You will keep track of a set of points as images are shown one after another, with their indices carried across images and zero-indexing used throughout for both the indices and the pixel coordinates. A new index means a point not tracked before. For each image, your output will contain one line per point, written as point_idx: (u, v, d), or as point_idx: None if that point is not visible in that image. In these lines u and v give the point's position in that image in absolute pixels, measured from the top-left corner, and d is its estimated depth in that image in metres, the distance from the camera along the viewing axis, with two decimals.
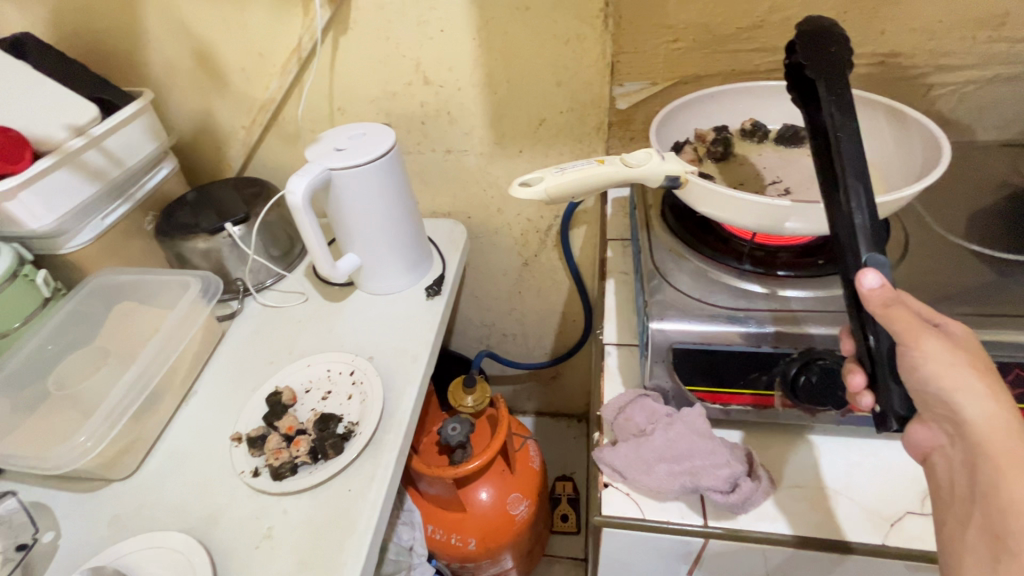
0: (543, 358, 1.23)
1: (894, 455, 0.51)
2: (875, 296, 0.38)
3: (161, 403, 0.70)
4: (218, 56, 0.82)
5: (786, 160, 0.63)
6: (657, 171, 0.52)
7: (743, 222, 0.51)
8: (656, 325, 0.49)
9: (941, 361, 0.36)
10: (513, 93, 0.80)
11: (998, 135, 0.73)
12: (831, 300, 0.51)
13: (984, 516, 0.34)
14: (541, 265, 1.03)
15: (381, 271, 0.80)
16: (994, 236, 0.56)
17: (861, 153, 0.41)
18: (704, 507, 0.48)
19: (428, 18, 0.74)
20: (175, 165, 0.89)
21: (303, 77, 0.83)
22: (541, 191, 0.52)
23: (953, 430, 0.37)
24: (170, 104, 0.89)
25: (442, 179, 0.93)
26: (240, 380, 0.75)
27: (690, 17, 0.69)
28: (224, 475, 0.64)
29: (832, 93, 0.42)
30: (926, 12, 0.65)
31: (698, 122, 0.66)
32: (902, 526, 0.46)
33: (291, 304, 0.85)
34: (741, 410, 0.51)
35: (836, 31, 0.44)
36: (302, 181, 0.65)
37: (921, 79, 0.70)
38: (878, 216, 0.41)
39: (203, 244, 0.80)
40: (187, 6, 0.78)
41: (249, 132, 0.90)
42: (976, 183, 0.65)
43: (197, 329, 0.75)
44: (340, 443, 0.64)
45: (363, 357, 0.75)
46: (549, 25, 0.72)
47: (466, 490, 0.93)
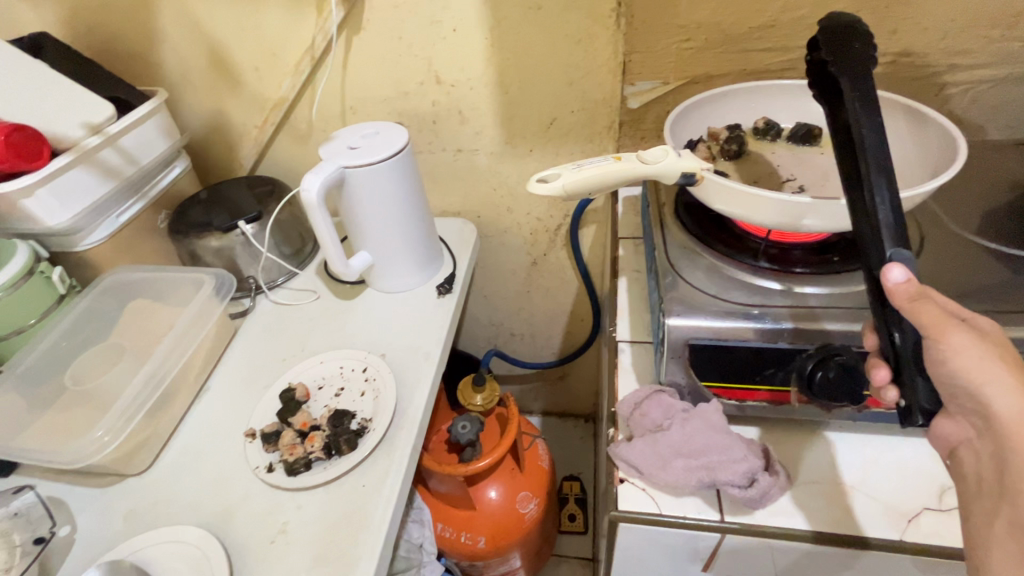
0: (551, 358, 1.24)
1: (910, 452, 0.51)
2: (901, 290, 0.38)
3: (175, 399, 0.70)
4: (232, 56, 0.83)
5: (801, 158, 0.63)
6: (673, 168, 0.52)
7: (759, 218, 0.51)
8: (672, 321, 0.49)
9: (968, 355, 0.37)
10: (524, 92, 0.80)
11: (1009, 135, 0.73)
12: (847, 296, 0.51)
13: (1012, 508, 0.35)
14: (550, 264, 1.03)
15: (393, 268, 0.81)
16: (1008, 235, 0.56)
17: (885, 149, 0.41)
18: (721, 502, 0.49)
19: (441, 18, 0.75)
20: (188, 163, 0.90)
21: (316, 76, 0.84)
22: (559, 186, 0.52)
23: (981, 423, 0.37)
24: (184, 103, 0.90)
25: (453, 179, 0.94)
26: (253, 377, 0.75)
27: (703, 16, 0.69)
28: (238, 471, 0.64)
29: (856, 88, 0.42)
30: (938, 11, 0.65)
31: (711, 121, 0.67)
32: (919, 522, 0.46)
33: (303, 301, 0.85)
34: (756, 406, 0.51)
35: (859, 27, 0.44)
36: (316, 180, 0.65)
37: (933, 78, 0.70)
38: (902, 212, 0.41)
39: (216, 242, 0.81)
40: (202, 6, 0.79)
41: (261, 131, 0.90)
42: (989, 181, 0.65)
43: (211, 326, 0.76)
44: (355, 439, 0.64)
45: (376, 354, 0.75)
46: (561, 25, 0.73)
47: (475, 488, 0.93)
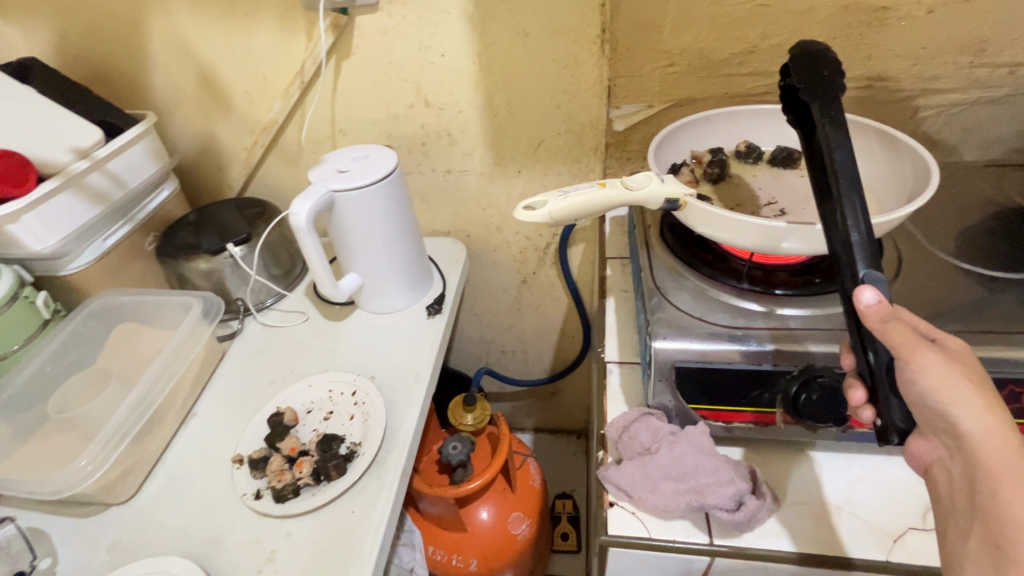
0: (542, 375, 1.24)
1: (894, 471, 0.52)
2: (872, 312, 0.38)
3: (162, 425, 0.70)
4: (222, 79, 0.84)
5: (781, 181, 0.65)
6: (658, 194, 0.53)
7: (741, 242, 0.52)
8: (658, 344, 0.50)
9: (938, 375, 0.37)
10: (512, 115, 0.82)
11: (981, 155, 0.75)
12: (827, 318, 0.52)
13: (984, 526, 0.35)
14: (539, 282, 1.04)
15: (382, 289, 0.81)
16: (982, 255, 0.58)
17: (855, 172, 0.42)
18: (710, 525, 0.49)
19: (430, 44, 0.76)
20: (176, 185, 0.90)
21: (306, 99, 0.84)
22: (545, 214, 0.53)
23: (952, 442, 0.38)
24: (173, 125, 0.90)
25: (443, 199, 0.94)
26: (242, 401, 0.75)
27: (685, 42, 0.71)
28: (225, 498, 0.64)
29: (826, 114, 0.43)
30: (910, 38, 0.67)
31: (694, 144, 0.68)
32: (905, 541, 0.47)
33: (292, 323, 0.85)
34: (743, 428, 0.51)
35: (829, 55, 0.46)
36: (305, 205, 0.65)
37: (908, 101, 0.72)
38: (873, 234, 0.42)
39: (205, 264, 0.81)
40: (193, 32, 0.80)
41: (251, 153, 0.91)
42: (963, 202, 0.67)
43: (199, 350, 0.75)
44: (344, 464, 0.64)
45: (365, 376, 0.75)
46: (547, 50, 0.74)
47: (467, 509, 0.93)
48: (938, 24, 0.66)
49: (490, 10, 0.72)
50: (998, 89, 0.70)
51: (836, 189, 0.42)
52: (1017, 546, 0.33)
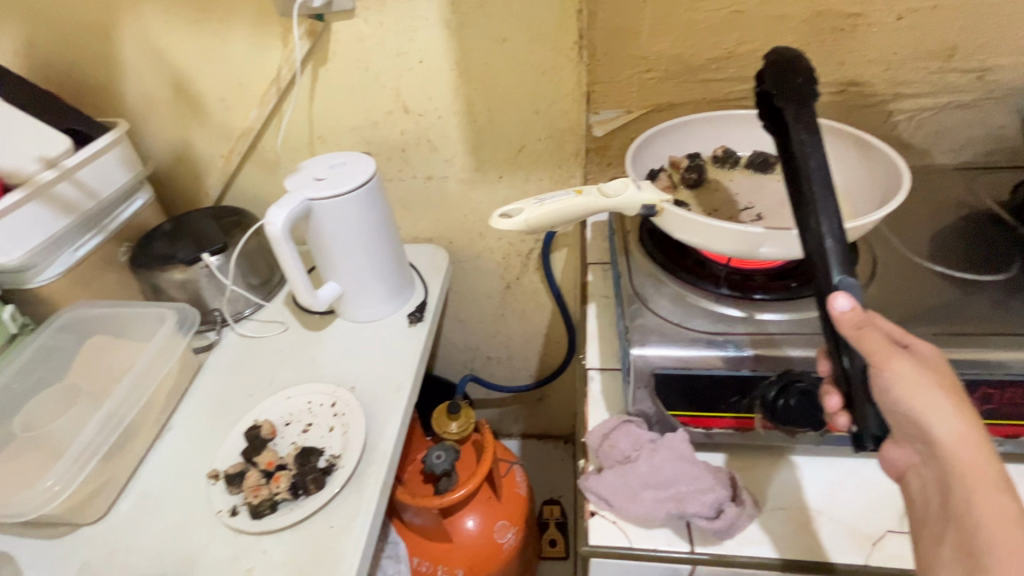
0: (528, 380, 1.23)
1: (872, 473, 0.52)
2: (847, 318, 0.39)
3: (135, 441, 0.68)
4: (197, 86, 0.82)
5: (757, 186, 0.65)
6: (635, 200, 0.53)
7: (719, 247, 0.52)
8: (637, 351, 0.50)
9: (910, 382, 0.37)
10: (492, 121, 0.81)
11: (953, 158, 0.77)
12: (805, 322, 0.52)
13: (957, 533, 0.35)
14: (523, 288, 1.04)
15: (362, 298, 0.80)
16: (955, 257, 0.59)
17: (829, 179, 0.42)
18: (691, 533, 0.49)
19: (408, 50, 0.75)
20: (151, 195, 0.88)
21: (282, 107, 0.83)
22: (521, 221, 0.53)
23: (925, 449, 0.38)
24: (147, 133, 0.89)
25: (424, 206, 0.94)
26: (218, 415, 0.73)
27: (663, 48, 0.71)
28: (200, 515, 0.62)
29: (800, 121, 0.44)
30: (881, 44, 0.68)
31: (672, 149, 0.68)
32: (884, 545, 0.47)
33: (271, 333, 0.84)
34: (723, 434, 0.51)
35: (802, 61, 0.46)
36: (281, 213, 0.64)
37: (881, 106, 0.73)
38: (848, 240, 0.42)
39: (180, 275, 0.79)
40: (166, 38, 0.78)
41: (227, 161, 0.89)
42: (935, 204, 0.68)
43: (174, 362, 0.74)
44: (322, 478, 0.62)
45: (345, 387, 0.73)
46: (525, 56, 0.74)
47: (452, 519, 0.92)
48: (909, 29, 0.67)
49: (467, 17, 0.72)
50: (968, 93, 0.71)
51: (810, 196, 0.42)
52: (991, 553, 0.32)
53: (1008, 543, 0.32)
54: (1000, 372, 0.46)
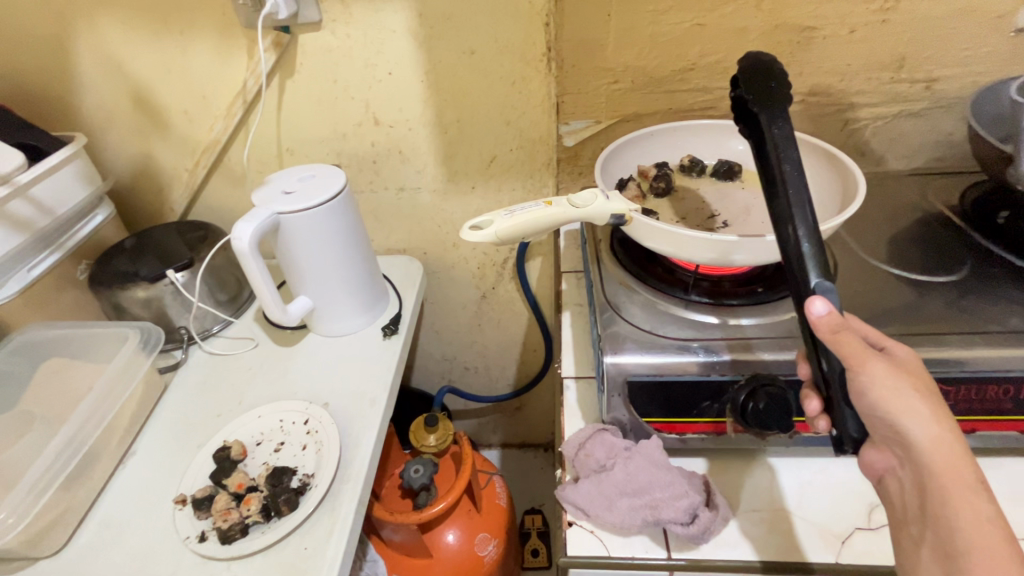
0: (506, 390, 1.23)
1: (840, 472, 0.53)
2: (824, 322, 0.39)
3: (96, 468, 0.65)
4: (159, 99, 0.80)
5: (723, 193, 0.67)
6: (604, 211, 0.54)
7: (692, 255, 0.53)
8: (610, 359, 0.50)
9: (886, 386, 0.38)
10: (463, 132, 0.81)
11: (907, 164, 0.80)
12: (778, 325, 0.53)
13: (935, 535, 0.36)
14: (499, 297, 1.03)
15: (336, 312, 0.78)
16: (910, 260, 0.61)
17: (804, 182, 0.43)
18: (667, 539, 0.49)
19: (376, 62, 0.75)
20: (111, 211, 0.85)
21: (249, 119, 0.82)
22: (491, 233, 0.53)
23: (902, 453, 0.39)
24: (107, 147, 0.86)
25: (397, 217, 0.93)
26: (185, 437, 0.71)
27: (628, 60, 0.73)
28: (166, 543, 0.60)
29: (774, 125, 0.45)
30: (836, 56, 0.71)
31: (640, 159, 0.70)
32: (852, 542, 0.48)
33: (240, 350, 0.81)
34: (697, 439, 0.52)
35: (775, 67, 0.48)
36: (249, 228, 0.63)
37: (838, 115, 0.76)
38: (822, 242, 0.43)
39: (143, 292, 0.76)
40: (125, 50, 0.76)
41: (193, 175, 0.87)
42: (891, 209, 0.71)
43: (137, 384, 0.71)
44: (295, 498, 0.61)
45: (318, 404, 0.72)
46: (494, 68, 0.75)
47: (432, 534, 0.91)
48: (860, 42, 0.70)
49: (435, 29, 0.72)
50: (917, 102, 0.74)
51: (785, 198, 0.43)
52: (968, 555, 0.34)
53: (984, 544, 0.34)
54: (955, 370, 0.48)
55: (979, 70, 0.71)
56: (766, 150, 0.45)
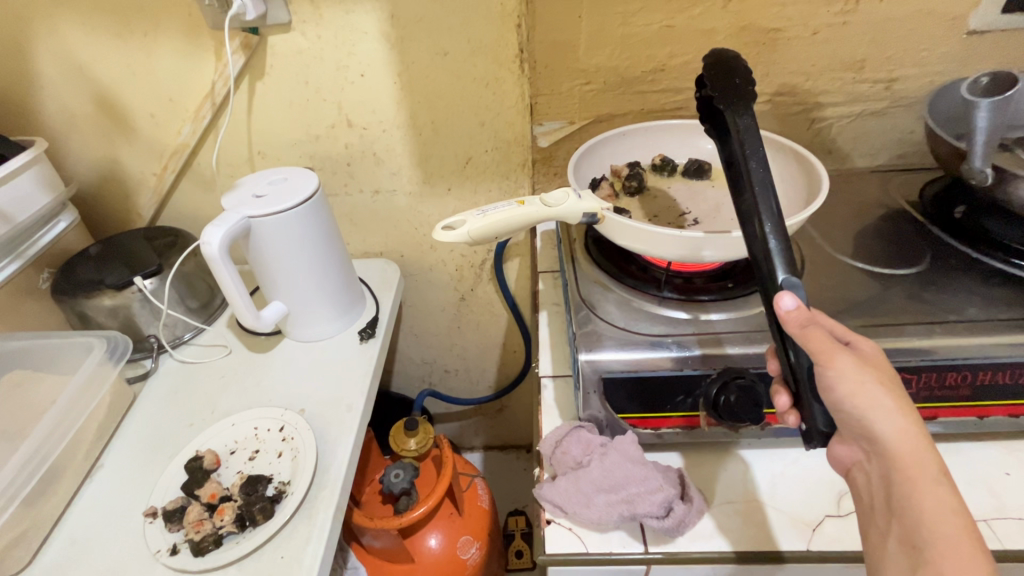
0: (488, 392, 1.22)
1: (811, 461, 0.55)
2: (792, 317, 0.41)
3: (60, 482, 0.63)
4: (124, 103, 0.78)
5: (694, 192, 0.68)
6: (577, 209, 0.54)
7: (661, 252, 0.54)
8: (585, 357, 0.51)
9: (852, 380, 0.39)
10: (438, 134, 0.81)
11: (870, 162, 0.82)
12: (746, 319, 0.55)
13: (901, 527, 0.37)
14: (478, 299, 1.03)
15: (310, 316, 0.77)
16: (874, 254, 0.63)
17: (769, 178, 0.44)
18: (645, 533, 0.49)
19: (348, 63, 0.75)
20: (75, 217, 0.83)
21: (218, 122, 0.80)
22: (464, 233, 0.53)
23: (870, 447, 0.40)
24: (68, 152, 0.83)
25: (372, 220, 0.92)
26: (155, 449, 0.69)
27: (600, 61, 0.74)
28: (135, 557, 0.58)
29: (740, 121, 0.46)
30: (800, 57, 0.73)
31: (613, 158, 0.71)
32: (823, 529, 0.49)
33: (213, 358, 0.80)
34: (672, 433, 0.52)
35: (739, 64, 0.49)
36: (218, 232, 0.61)
37: (804, 114, 0.78)
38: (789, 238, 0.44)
39: (109, 301, 0.74)
40: (87, 52, 0.74)
41: (160, 179, 0.85)
42: (856, 205, 0.73)
43: (104, 395, 0.69)
44: (270, 506, 0.60)
45: (294, 410, 0.71)
46: (467, 69, 0.75)
47: (413, 539, 0.90)
48: (823, 43, 0.72)
49: (407, 30, 0.71)
50: (879, 102, 0.77)
51: (752, 195, 0.43)
52: (931, 546, 0.35)
53: (945, 535, 0.35)
54: (917, 358, 0.49)
55: (935, 71, 0.74)
56: (733, 146, 0.46)
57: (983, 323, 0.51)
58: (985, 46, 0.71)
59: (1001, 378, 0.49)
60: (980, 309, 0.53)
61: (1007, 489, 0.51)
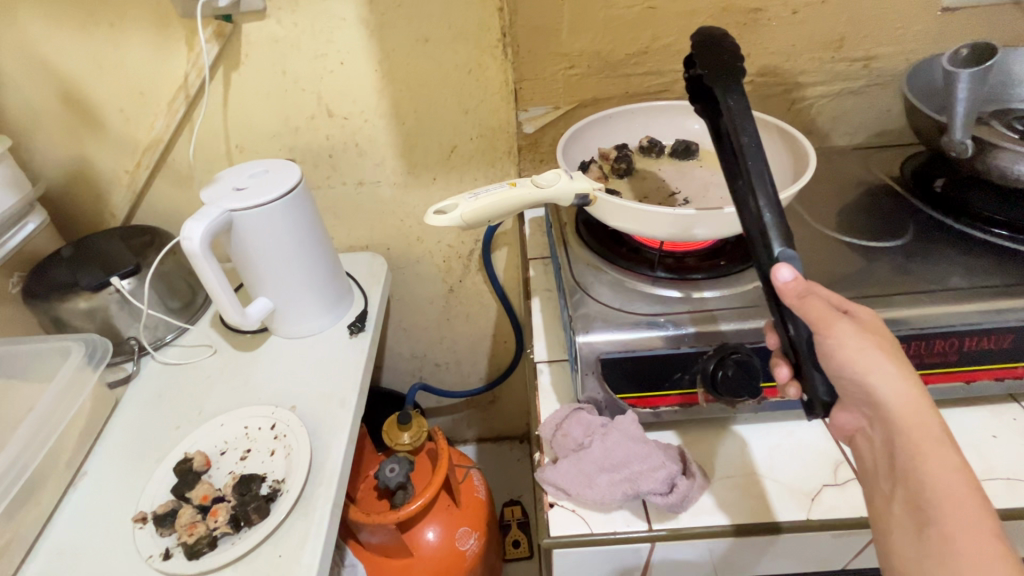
0: (479, 383, 1.22)
1: (805, 433, 0.55)
2: (789, 288, 0.41)
3: (42, 492, 0.60)
4: (93, 98, 0.75)
5: (682, 172, 0.68)
6: (568, 190, 0.54)
7: (653, 231, 0.54)
8: (582, 339, 0.50)
9: (851, 346, 0.39)
10: (421, 122, 0.80)
11: (850, 140, 0.84)
12: (737, 296, 0.55)
13: (905, 489, 0.38)
14: (466, 289, 1.02)
15: (297, 312, 0.75)
16: (859, 228, 0.64)
17: (762, 153, 0.43)
18: (648, 511, 0.50)
19: (326, 52, 0.73)
20: (44, 218, 0.79)
21: (193, 115, 0.78)
22: (457, 217, 0.52)
23: (872, 413, 0.40)
24: (33, 151, 0.79)
25: (357, 213, 0.91)
26: (140, 453, 0.67)
27: (583, 45, 0.73)
28: (127, 564, 0.56)
29: (730, 99, 0.44)
30: (780, 38, 0.74)
31: (600, 141, 0.71)
32: (821, 498, 0.50)
33: (197, 358, 0.78)
34: (670, 411, 0.52)
35: (726, 40, 0.48)
36: (199, 226, 0.59)
37: (785, 94, 0.79)
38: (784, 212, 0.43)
39: (85, 303, 0.71)
40: (50, 45, 0.71)
41: (134, 176, 0.82)
42: (839, 182, 0.74)
43: (85, 400, 0.67)
44: (266, 505, 0.58)
45: (284, 407, 0.69)
46: (449, 56, 0.73)
47: (411, 532, 0.89)
48: (801, 23, 0.73)
49: (386, 16, 0.70)
50: (857, 80, 0.78)
51: (746, 171, 0.42)
52: (937, 506, 0.36)
53: (951, 494, 0.36)
54: (905, 328, 0.50)
55: (911, 49, 0.75)
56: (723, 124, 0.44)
57: (967, 291, 0.52)
58: (958, 23, 0.73)
59: (986, 343, 0.51)
60: (964, 277, 0.54)
61: (993, 451, 0.53)
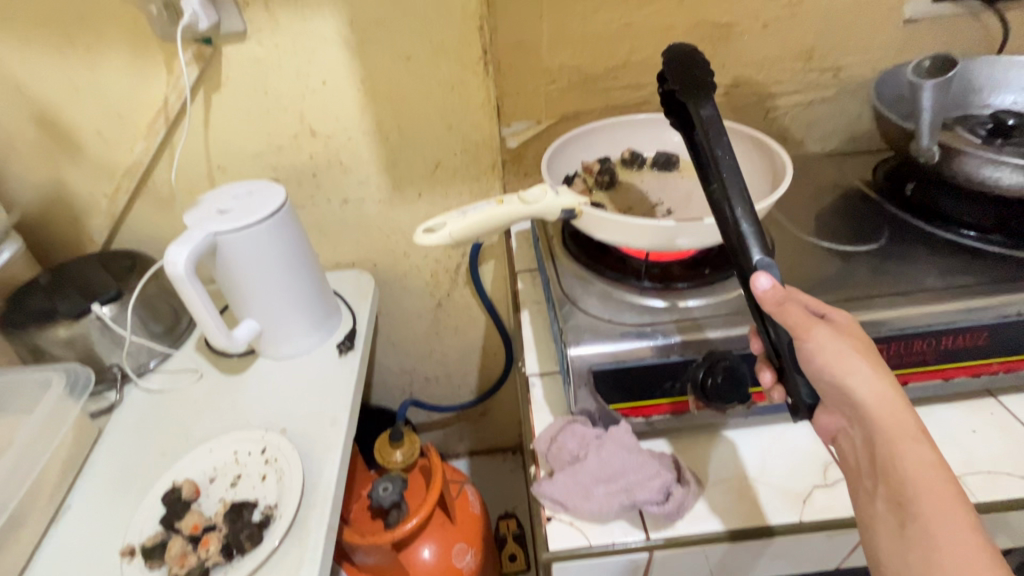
0: (470, 397, 1.21)
1: (795, 435, 0.56)
2: (768, 296, 0.42)
3: (24, 527, 0.59)
4: (70, 122, 0.74)
5: (664, 182, 0.70)
6: (555, 205, 0.55)
7: (639, 243, 0.55)
8: (573, 351, 0.51)
9: (829, 350, 0.41)
10: (404, 139, 0.80)
11: (823, 146, 0.86)
12: (723, 303, 0.56)
13: (886, 487, 0.39)
14: (454, 303, 1.02)
15: (285, 332, 0.75)
16: (836, 232, 0.66)
17: (736, 164, 0.44)
18: (644, 520, 0.50)
19: (308, 71, 0.73)
20: (20, 245, 0.77)
21: (173, 137, 0.77)
22: (445, 235, 0.53)
23: (851, 413, 0.41)
24: (7, 177, 0.78)
25: (342, 230, 0.90)
26: (126, 483, 0.65)
27: (562, 60, 0.75)
28: None
29: (703, 112, 0.46)
30: (752, 50, 0.76)
31: (583, 154, 0.72)
32: (813, 500, 0.51)
33: (183, 383, 0.76)
34: (662, 420, 0.53)
35: (697, 56, 0.49)
36: (183, 250, 0.59)
37: (760, 104, 0.81)
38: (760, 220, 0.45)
39: (65, 331, 0.70)
40: (25, 70, 0.70)
41: (113, 201, 0.80)
42: (815, 188, 0.76)
43: (67, 431, 0.65)
44: (258, 532, 0.58)
45: (274, 431, 0.68)
46: (431, 73, 0.74)
47: (407, 551, 0.88)
48: (772, 36, 0.75)
49: (366, 34, 0.71)
50: (828, 89, 0.81)
51: (723, 183, 0.44)
52: (918, 502, 0.37)
53: (930, 490, 0.37)
54: (884, 329, 0.52)
55: (877, 58, 0.78)
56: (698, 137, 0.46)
57: (941, 291, 0.54)
58: (919, 33, 0.76)
59: (962, 341, 0.53)
60: (937, 278, 0.56)
61: (974, 445, 0.55)
